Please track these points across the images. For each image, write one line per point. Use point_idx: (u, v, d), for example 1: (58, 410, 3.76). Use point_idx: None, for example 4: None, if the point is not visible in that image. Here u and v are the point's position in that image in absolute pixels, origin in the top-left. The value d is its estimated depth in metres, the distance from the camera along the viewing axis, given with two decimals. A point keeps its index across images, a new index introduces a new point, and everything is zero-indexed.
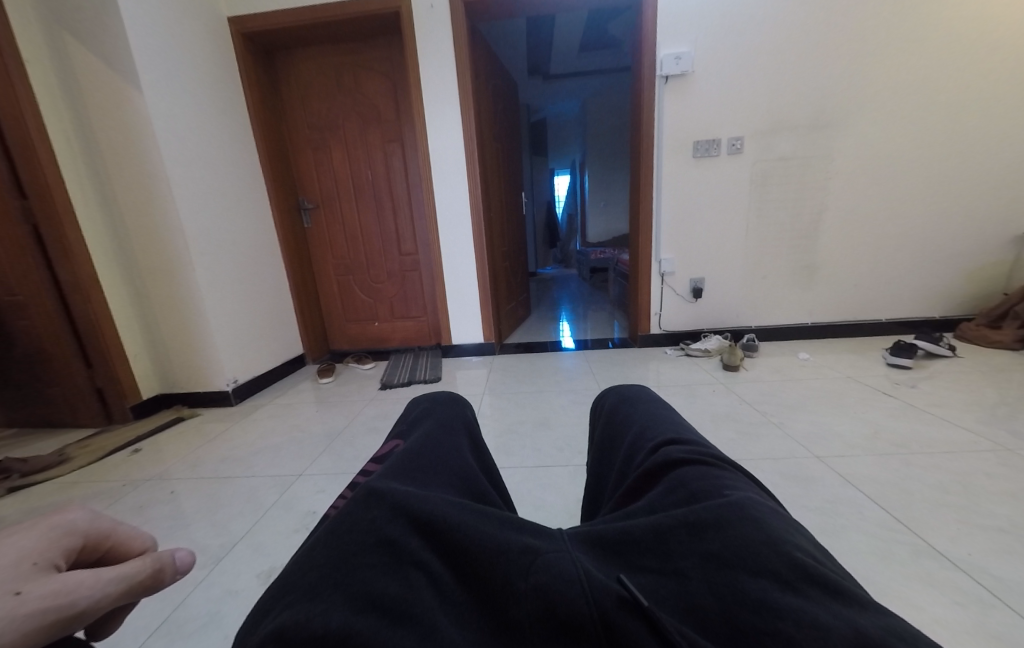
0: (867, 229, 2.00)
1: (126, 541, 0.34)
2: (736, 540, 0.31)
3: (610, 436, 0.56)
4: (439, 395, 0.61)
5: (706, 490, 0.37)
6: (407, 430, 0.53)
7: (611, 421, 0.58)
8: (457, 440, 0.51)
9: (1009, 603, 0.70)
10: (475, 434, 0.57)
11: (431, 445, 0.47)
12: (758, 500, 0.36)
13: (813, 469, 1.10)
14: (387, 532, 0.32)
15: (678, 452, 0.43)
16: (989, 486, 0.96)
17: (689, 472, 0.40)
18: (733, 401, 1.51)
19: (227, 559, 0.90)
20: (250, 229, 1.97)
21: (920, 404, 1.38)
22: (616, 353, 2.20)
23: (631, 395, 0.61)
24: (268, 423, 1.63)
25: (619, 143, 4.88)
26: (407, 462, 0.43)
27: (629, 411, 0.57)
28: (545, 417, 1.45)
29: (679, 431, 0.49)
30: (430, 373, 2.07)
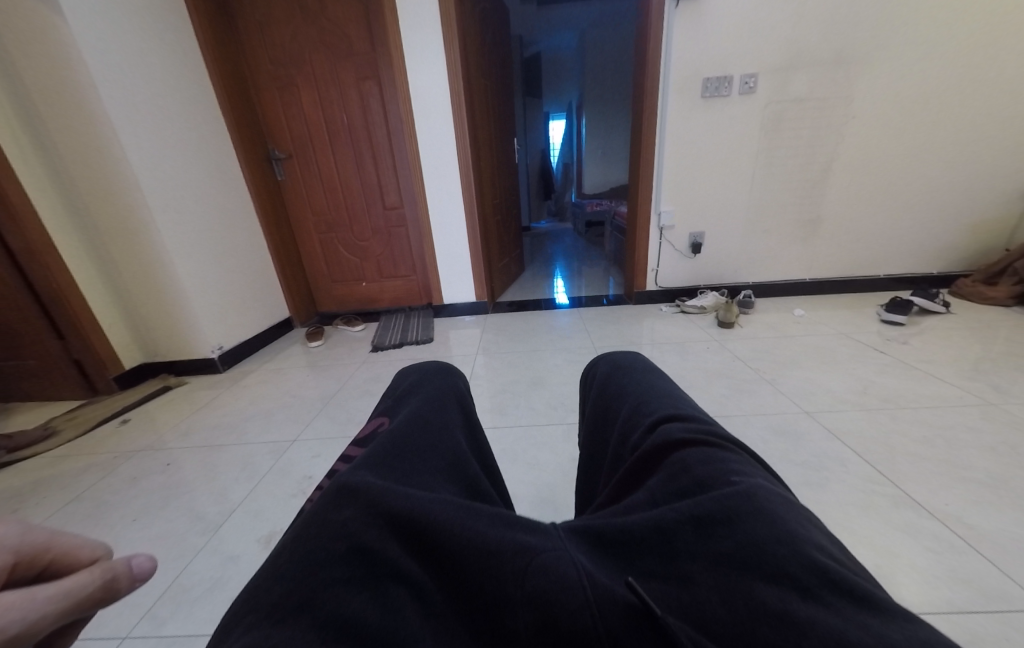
0: (876, 178, 1.91)
1: (71, 550, 0.29)
2: (752, 539, 0.24)
3: (596, 410, 0.46)
4: (432, 364, 0.54)
5: (712, 475, 0.29)
6: (394, 404, 0.47)
7: (597, 392, 0.47)
8: (450, 414, 0.45)
9: (981, 549, 0.70)
10: (468, 406, 0.51)
11: (424, 421, 0.41)
12: (772, 488, 0.29)
13: (807, 419, 1.09)
14: (361, 536, 0.26)
15: (678, 428, 0.34)
16: (972, 440, 0.97)
17: (690, 453, 0.32)
18: (728, 357, 1.50)
19: (227, 525, 0.90)
20: (216, 182, 1.81)
21: (911, 359, 1.39)
22: (611, 310, 2.17)
23: (619, 359, 0.50)
24: (258, 389, 1.60)
25: (619, 81, 4.49)
26: (395, 443, 0.37)
27: (617, 378, 0.46)
28: (539, 377, 1.44)
29: (677, 402, 0.39)
30: (422, 333, 2.02)
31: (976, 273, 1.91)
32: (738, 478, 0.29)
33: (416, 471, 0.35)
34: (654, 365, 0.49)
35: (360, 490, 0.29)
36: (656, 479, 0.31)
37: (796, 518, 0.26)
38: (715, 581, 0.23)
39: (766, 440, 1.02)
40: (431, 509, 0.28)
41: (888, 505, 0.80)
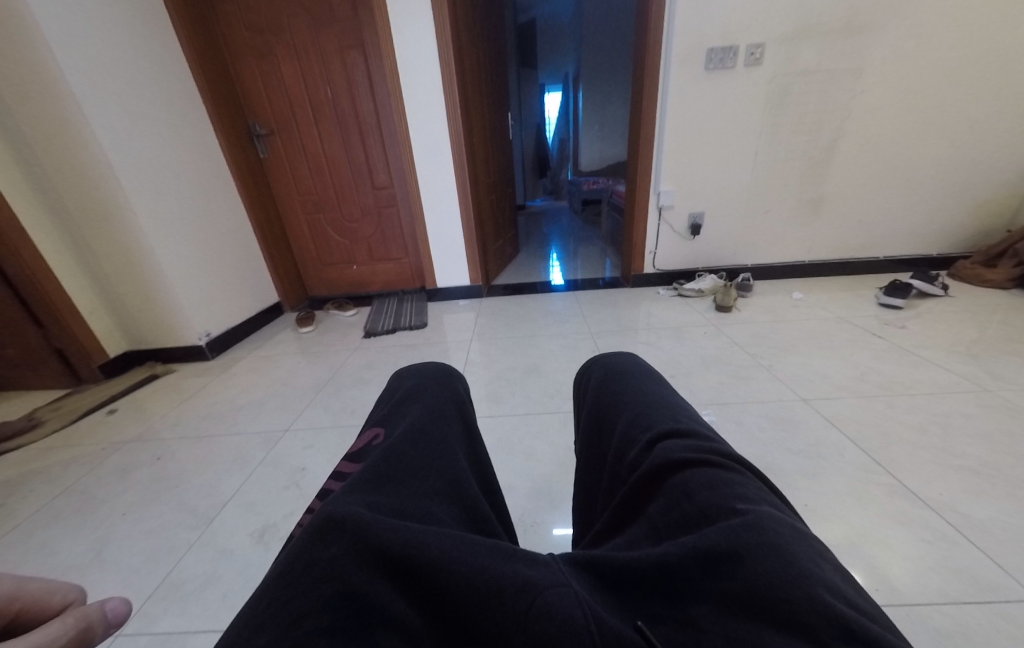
0: (881, 157, 1.85)
1: (43, 599, 0.26)
2: (763, 580, 0.23)
3: (591, 419, 0.44)
4: (424, 367, 0.51)
5: (718, 504, 0.27)
6: (388, 412, 0.45)
7: (591, 399, 0.45)
8: (447, 422, 0.43)
9: (972, 538, 0.71)
10: (466, 412, 0.48)
11: (417, 432, 0.39)
12: (781, 515, 0.27)
13: (803, 406, 1.09)
14: (345, 579, 0.24)
15: (681, 446, 0.32)
16: (966, 427, 0.97)
17: (693, 476, 0.29)
18: (725, 342, 1.49)
19: (219, 520, 0.89)
20: (194, 162, 1.71)
21: (908, 344, 1.38)
22: (608, 293, 2.13)
23: (615, 362, 0.47)
24: (248, 378, 1.57)
25: (618, 51, 4.28)
26: (384, 461, 0.35)
27: (612, 385, 0.43)
28: (535, 364, 1.42)
29: (679, 414, 0.37)
30: (416, 318, 1.98)
31: (975, 254, 1.88)
32: (746, 506, 0.26)
33: (405, 492, 0.33)
34: (653, 369, 0.46)
35: (343, 520, 0.27)
36: (658, 504, 0.29)
37: (808, 554, 0.24)
38: (722, 628, 0.22)
39: (762, 428, 1.01)
40: (417, 541, 0.26)
41: (882, 494, 0.81)
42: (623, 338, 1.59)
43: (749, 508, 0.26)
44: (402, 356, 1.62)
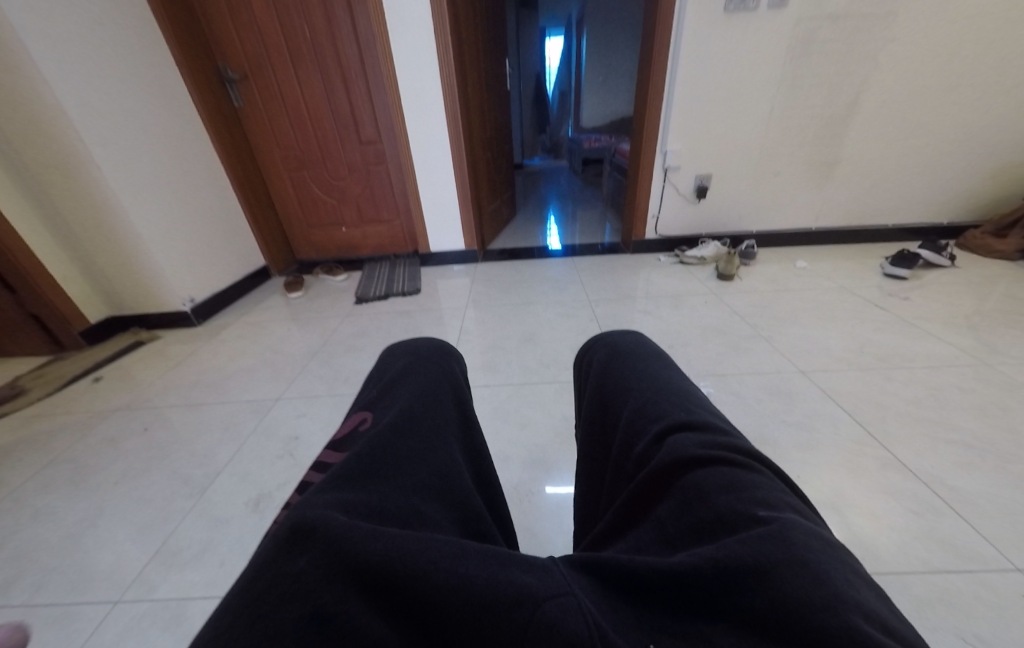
0: (902, 116, 1.74)
1: None
2: (792, 601, 0.20)
3: (593, 404, 0.41)
4: (416, 345, 0.47)
5: (738, 510, 0.24)
6: (375, 394, 0.41)
7: (593, 384, 0.41)
8: (441, 406, 0.40)
9: (958, 509, 0.72)
10: (462, 393, 0.45)
11: (406, 418, 0.36)
12: (805, 522, 0.24)
13: (801, 378, 1.08)
14: (320, 596, 0.21)
15: (694, 442, 0.29)
16: (961, 400, 0.97)
17: (710, 476, 0.26)
18: (725, 312, 1.46)
19: (214, 488, 0.89)
20: (162, 110, 1.56)
21: (909, 316, 1.36)
22: (607, 259, 2.07)
23: (619, 342, 0.44)
24: (237, 345, 1.53)
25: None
26: (368, 452, 0.32)
27: (617, 368, 0.40)
28: (531, 332, 1.39)
29: (690, 404, 0.34)
30: (409, 283, 1.92)
31: (987, 224, 1.83)
32: (768, 514, 0.24)
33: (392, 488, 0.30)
34: (661, 351, 0.42)
35: (317, 527, 0.24)
36: (670, 506, 0.27)
37: (839, 569, 0.21)
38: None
39: (759, 400, 1.01)
40: (403, 548, 0.23)
41: (874, 467, 0.81)
42: (621, 306, 1.55)
43: (773, 516, 0.24)
44: (395, 323, 1.58)
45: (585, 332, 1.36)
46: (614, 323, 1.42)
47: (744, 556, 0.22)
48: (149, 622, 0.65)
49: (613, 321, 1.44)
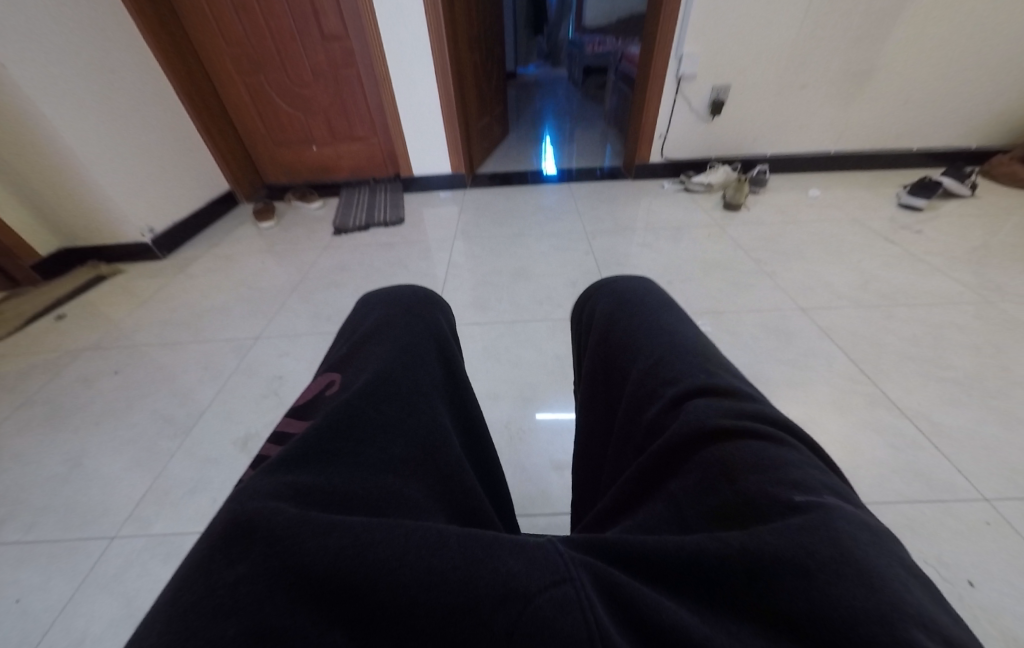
0: (958, 13, 1.49)
1: None
2: (843, 605, 0.16)
3: (597, 363, 0.36)
4: (396, 292, 0.41)
5: (770, 496, 0.20)
6: (346, 352, 0.35)
7: (596, 338, 0.36)
8: (422, 364, 0.34)
9: (938, 443, 0.73)
10: (448, 348, 0.39)
11: (376, 380, 0.30)
12: (849, 509, 0.20)
13: (801, 315, 1.05)
14: (259, 609, 0.17)
15: (717, 411, 0.24)
16: (959, 339, 0.96)
17: (740, 454, 0.22)
18: (729, 246, 1.38)
19: (198, 428, 0.87)
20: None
21: (919, 252, 1.30)
22: (606, 186, 1.91)
23: (629, 289, 0.38)
24: (209, 279, 1.44)
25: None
26: (333, 424, 0.27)
27: (623, 319, 0.34)
28: (524, 267, 1.31)
29: (710, 363, 0.29)
30: (391, 212, 1.77)
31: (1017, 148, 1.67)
32: (807, 500, 0.20)
33: (360, 463, 0.25)
34: (674, 299, 0.36)
35: (259, 523, 0.19)
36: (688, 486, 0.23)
37: (893, 566, 0.17)
38: None
39: (756, 338, 0.98)
40: (363, 541, 0.19)
41: (862, 404, 0.81)
42: (620, 238, 1.45)
43: (813, 502, 0.19)
44: (378, 256, 1.48)
45: (580, 266, 1.29)
46: (612, 257, 1.34)
47: (779, 552, 0.18)
48: (148, 556, 0.66)
49: (610, 255, 1.35)
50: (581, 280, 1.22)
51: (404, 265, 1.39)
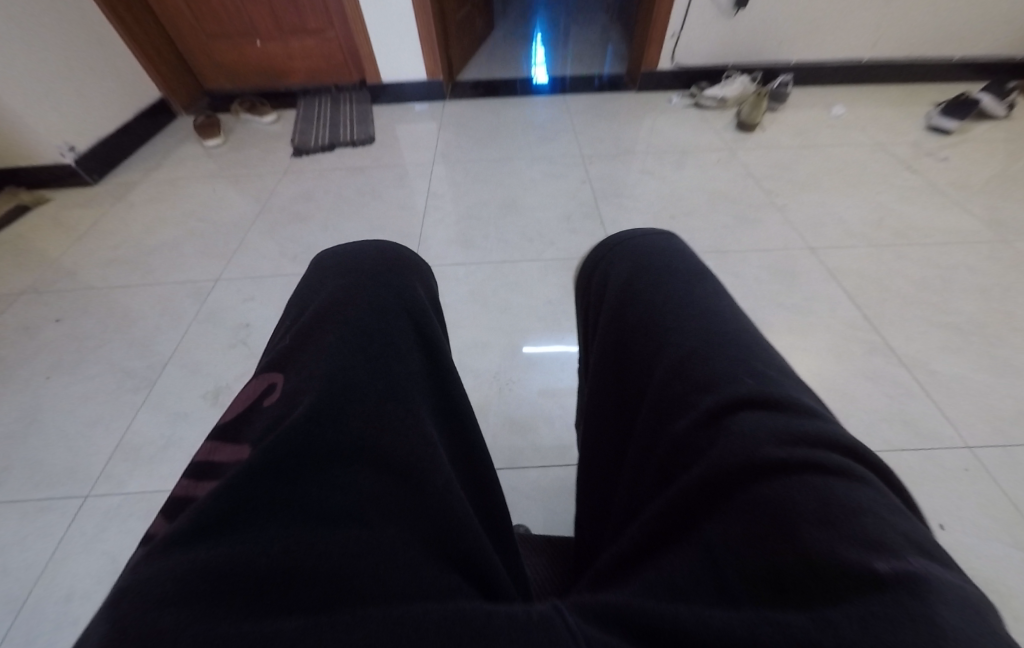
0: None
1: None
2: None
3: (614, 351, 0.29)
4: (362, 256, 0.33)
5: (849, 561, 0.15)
6: (297, 338, 0.28)
7: (613, 321, 0.29)
8: (399, 358, 0.27)
9: (930, 391, 0.73)
10: (431, 333, 0.32)
11: (340, 385, 0.24)
12: (951, 580, 0.15)
13: (809, 255, 0.98)
14: None
15: (769, 437, 0.20)
16: (967, 281, 0.92)
17: (801, 497, 0.17)
18: (739, 173, 1.25)
19: (161, 382, 0.81)
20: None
21: (941, 183, 1.20)
22: (606, 99, 1.67)
23: (653, 257, 0.30)
24: (153, 210, 1.26)
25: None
26: (279, 451, 0.20)
27: (644, 301, 0.28)
28: (512, 198, 1.17)
29: (755, 363, 0.23)
30: (358, 129, 1.53)
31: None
32: (894, 570, 0.14)
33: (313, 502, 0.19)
34: (704, 271, 0.30)
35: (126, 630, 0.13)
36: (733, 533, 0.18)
37: None
38: None
39: (759, 280, 0.92)
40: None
41: (861, 351, 0.79)
42: (620, 164, 1.29)
43: (905, 574, 0.14)
44: (346, 183, 1.30)
45: (575, 198, 1.16)
46: (610, 186, 1.20)
47: None
48: (124, 515, 0.64)
49: (609, 183, 1.21)
50: (575, 214, 1.10)
51: (377, 195, 1.23)
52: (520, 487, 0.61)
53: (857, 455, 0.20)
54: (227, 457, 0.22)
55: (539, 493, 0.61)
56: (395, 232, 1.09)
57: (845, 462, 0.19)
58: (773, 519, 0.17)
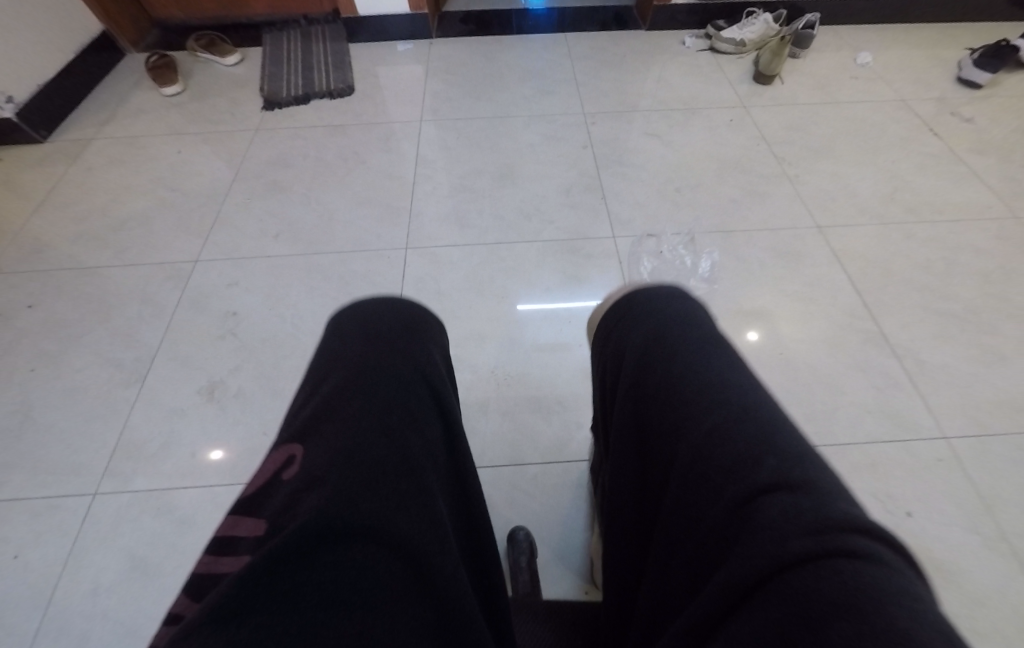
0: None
1: None
2: None
3: (642, 421, 0.27)
4: (380, 312, 0.31)
5: None
6: (307, 404, 0.25)
7: (639, 386, 0.27)
8: (408, 428, 0.25)
9: (916, 382, 0.75)
10: (446, 397, 0.30)
11: (343, 459, 0.21)
12: None
13: (817, 235, 0.94)
14: None
15: (797, 517, 0.15)
16: (971, 264, 0.90)
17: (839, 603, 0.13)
18: (751, 137, 1.16)
19: (153, 374, 0.79)
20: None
21: (960, 148, 1.13)
22: (612, 38, 1.48)
23: (676, 319, 0.29)
24: (115, 175, 1.15)
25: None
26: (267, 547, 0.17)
27: (672, 354, 0.26)
28: (508, 166, 1.08)
29: (779, 426, 0.20)
30: (335, 76, 1.37)
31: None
32: None
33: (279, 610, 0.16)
34: (723, 334, 0.28)
35: None
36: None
37: None
38: None
39: (763, 264, 0.90)
40: None
41: (857, 341, 0.79)
42: (625, 123, 1.19)
43: None
44: (325, 144, 1.18)
45: (575, 167, 1.07)
46: (613, 152, 1.11)
47: None
48: (139, 509, 0.66)
49: (612, 148, 1.12)
50: (576, 187, 1.03)
51: (361, 160, 1.13)
52: (519, 483, 0.64)
53: (898, 549, 0.15)
54: (235, 542, 0.20)
55: (537, 489, 0.64)
56: (382, 206, 1.01)
57: (872, 544, 0.14)
58: (806, 630, 0.13)
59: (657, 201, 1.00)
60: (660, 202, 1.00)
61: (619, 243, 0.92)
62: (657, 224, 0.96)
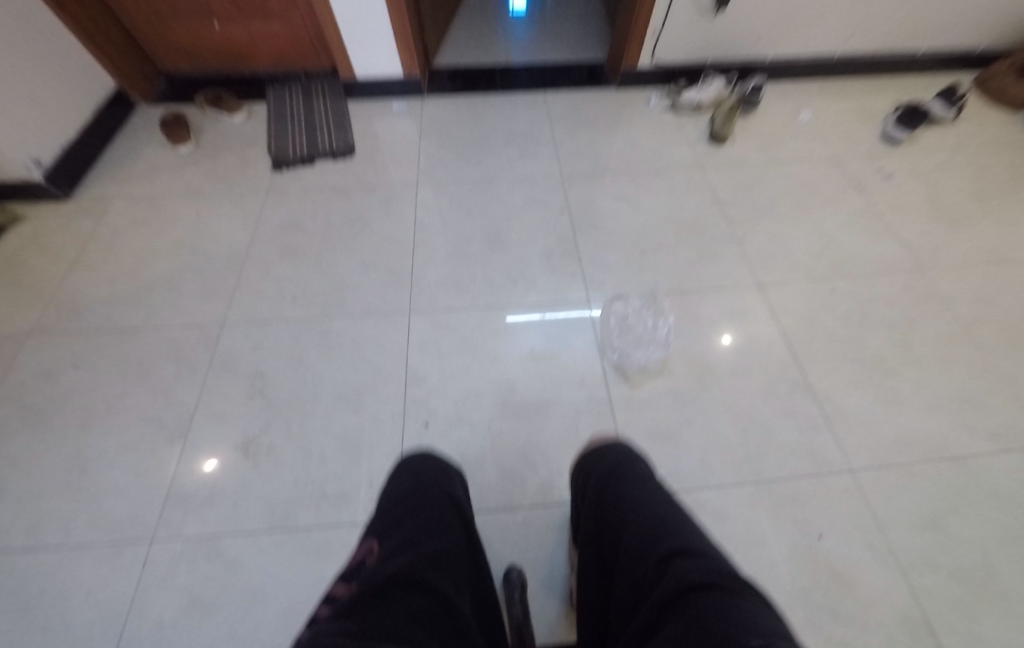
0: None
1: None
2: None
3: (604, 530, 0.41)
4: (431, 466, 0.50)
5: (707, 612, 0.23)
6: (385, 522, 0.40)
7: (602, 507, 0.43)
8: (450, 529, 0.39)
9: (831, 422, 0.93)
10: (469, 517, 0.45)
11: (413, 543, 0.35)
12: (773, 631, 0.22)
13: (756, 293, 1.12)
14: None
15: (682, 560, 0.29)
16: (882, 315, 1.08)
17: (692, 590, 0.26)
18: (705, 198, 1.33)
19: (193, 432, 0.92)
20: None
21: (883, 202, 1.29)
22: (586, 97, 1.64)
23: (617, 465, 0.48)
24: (138, 237, 1.26)
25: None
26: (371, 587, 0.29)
27: (606, 490, 0.43)
28: (497, 232, 1.27)
29: (671, 519, 0.36)
30: (336, 137, 1.49)
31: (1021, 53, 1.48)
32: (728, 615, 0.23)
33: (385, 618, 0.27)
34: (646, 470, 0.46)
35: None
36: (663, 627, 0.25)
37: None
38: None
39: (711, 321, 1.07)
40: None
41: (786, 390, 0.97)
42: (596, 187, 1.37)
43: (729, 611, 0.23)
44: (332, 208, 1.32)
45: (553, 233, 1.26)
46: (587, 217, 1.29)
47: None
48: (192, 554, 0.79)
49: (586, 213, 1.30)
50: (556, 252, 1.22)
51: (365, 224, 1.28)
52: (511, 522, 0.81)
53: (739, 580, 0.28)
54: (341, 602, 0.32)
55: (527, 526, 0.80)
56: (387, 271, 1.18)
57: (722, 573, 0.28)
58: (678, 605, 0.26)
59: (624, 265, 1.19)
60: (626, 266, 1.19)
61: (591, 305, 1.11)
62: (623, 286, 1.14)
